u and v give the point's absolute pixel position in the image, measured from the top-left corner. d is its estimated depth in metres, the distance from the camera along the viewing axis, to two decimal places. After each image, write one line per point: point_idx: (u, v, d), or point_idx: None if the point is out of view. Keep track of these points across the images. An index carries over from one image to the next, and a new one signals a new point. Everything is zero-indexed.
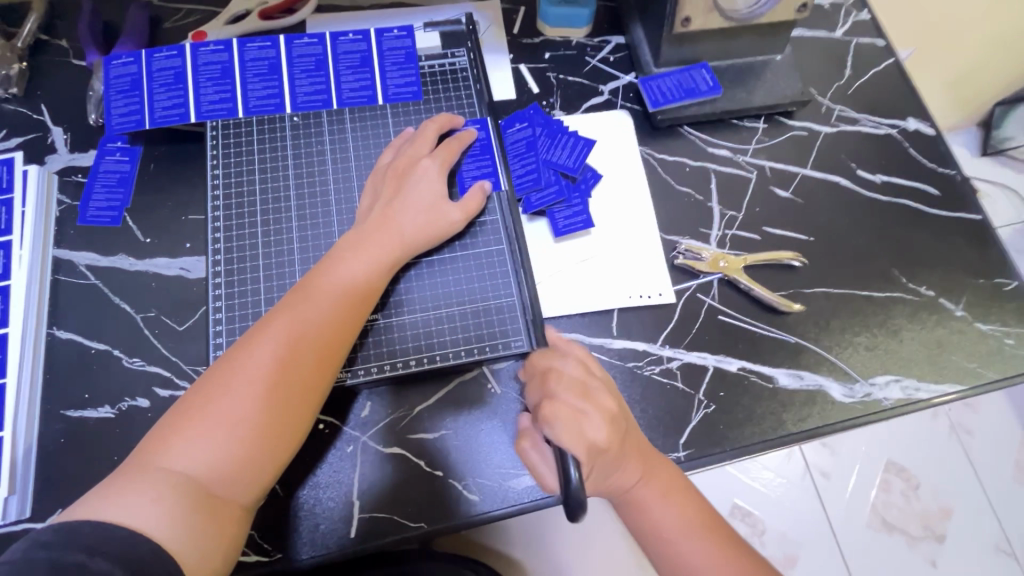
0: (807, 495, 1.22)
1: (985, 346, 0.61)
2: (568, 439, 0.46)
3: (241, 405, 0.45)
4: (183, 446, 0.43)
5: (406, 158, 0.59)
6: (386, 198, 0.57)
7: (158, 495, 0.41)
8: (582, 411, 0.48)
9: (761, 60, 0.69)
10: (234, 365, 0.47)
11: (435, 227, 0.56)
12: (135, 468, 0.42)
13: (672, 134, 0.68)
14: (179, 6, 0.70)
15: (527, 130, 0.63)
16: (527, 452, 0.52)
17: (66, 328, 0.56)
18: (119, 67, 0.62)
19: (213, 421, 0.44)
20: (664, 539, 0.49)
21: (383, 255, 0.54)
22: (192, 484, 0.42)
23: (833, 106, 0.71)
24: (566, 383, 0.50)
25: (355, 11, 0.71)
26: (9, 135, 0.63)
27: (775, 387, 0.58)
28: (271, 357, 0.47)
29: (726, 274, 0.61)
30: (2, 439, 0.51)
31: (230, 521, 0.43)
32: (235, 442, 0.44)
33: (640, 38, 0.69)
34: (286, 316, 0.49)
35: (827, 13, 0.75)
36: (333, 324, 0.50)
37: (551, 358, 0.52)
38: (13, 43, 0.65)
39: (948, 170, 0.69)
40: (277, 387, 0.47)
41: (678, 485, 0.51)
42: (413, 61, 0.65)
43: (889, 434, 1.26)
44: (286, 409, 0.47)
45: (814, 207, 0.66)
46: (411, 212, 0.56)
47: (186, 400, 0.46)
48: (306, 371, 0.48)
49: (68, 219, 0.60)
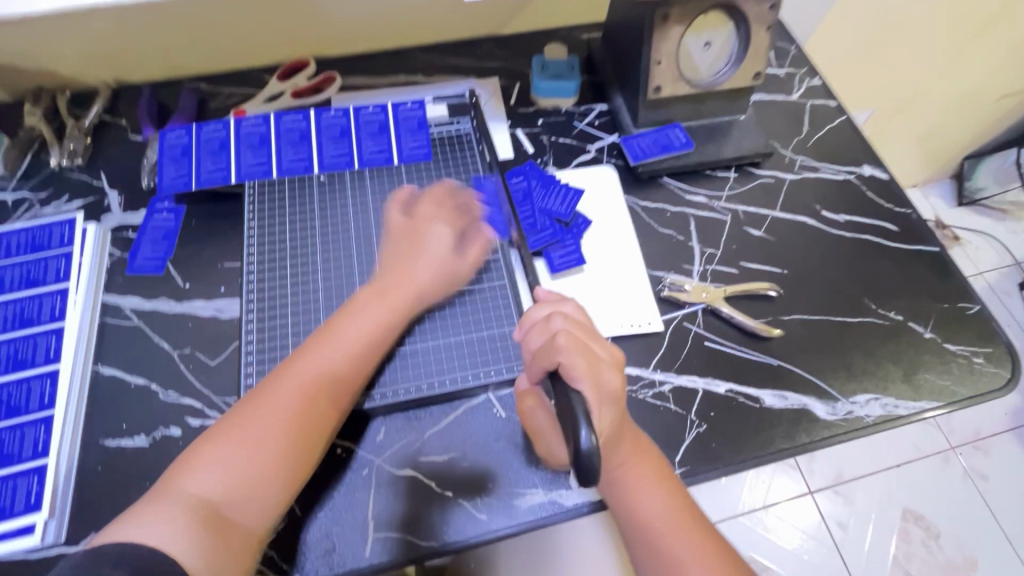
0: (828, 550, 1.30)
1: (956, 365, 0.65)
2: (583, 370, 0.47)
3: (261, 434, 0.50)
4: (205, 471, 0.48)
5: (422, 216, 0.65)
6: (405, 251, 0.63)
7: (179, 517, 0.45)
8: (594, 358, 0.49)
9: (728, 119, 0.79)
10: (258, 398, 0.52)
11: (446, 279, 0.63)
12: (160, 492, 0.46)
13: (653, 184, 0.76)
14: (223, 90, 0.82)
15: (525, 184, 0.72)
16: (532, 410, 0.54)
17: (110, 365, 0.62)
18: (173, 138, 0.72)
19: (235, 447, 0.49)
20: (651, 526, 0.49)
21: (398, 305, 0.59)
22: (210, 507, 0.46)
23: (796, 157, 0.80)
24: (576, 328, 0.51)
25: (372, 89, 0.82)
26: (71, 198, 0.72)
27: (762, 407, 0.62)
28: (293, 392, 0.52)
29: (709, 304, 0.67)
30: (45, 465, 0.54)
31: (243, 543, 0.47)
32: (251, 470, 0.48)
33: (620, 104, 0.79)
34: (308, 354, 0.55)
35: (783, 80, 0.87)
36: (348, 363, 0.55)
37: (552, 305, 0.54)
38: (81, 123, 0.76)
39: (905, 209, 0.76)
40: (295, 420, 0.51)
41: (667, 476, 0.52)
42: (425, 128, 0.75)
43: (897, 483, 1.38)
44: (301, 439, 0.51)
45: (785, 243, 0.73)
46: (427, 265, 0.62)
47: (213, 428, 0.51)
48: (320, 406, 0.53)
49: (117, 269, 0.67)
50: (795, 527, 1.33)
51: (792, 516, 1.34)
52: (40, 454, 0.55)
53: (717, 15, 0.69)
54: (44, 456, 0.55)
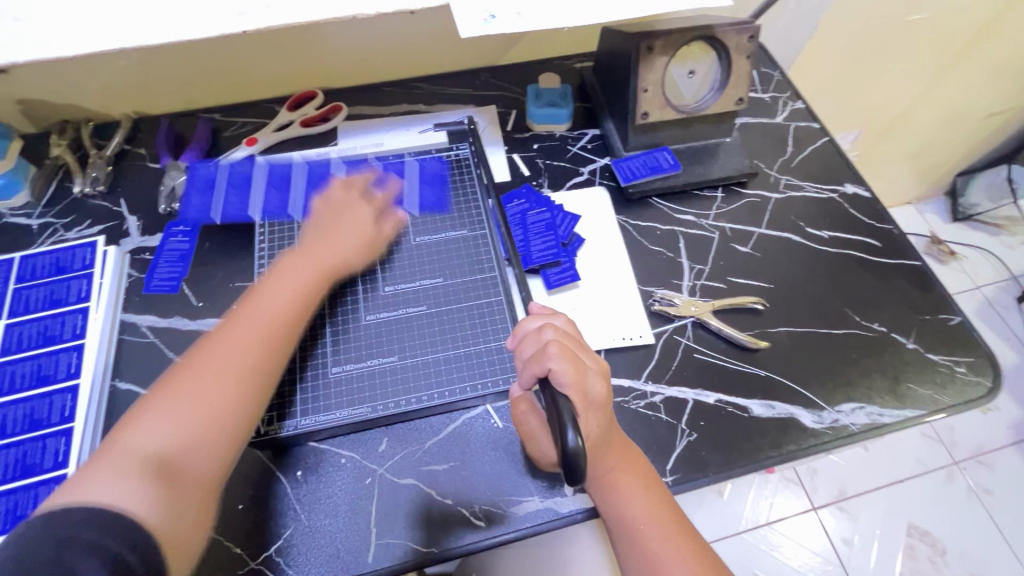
0: (835, 568, 1.29)
1: (939, 374, 0.67)
2: (571, 377, 0.50)
3: (200, 392, 0.51)
4: (143, 431, 0.49)
5: (341, 199, 0.70)
6: (319, 232, 0.67)
7: (125, 475, 0.46)
8: (582, 366, 0.52)
9: (714, 142, 0.83)
10: (195, 362, 0.53)
11: (370, 231, 0.69)
12: (101, 456, 0.47)
13: (643, 204, 0.80)
14: (236, 119, 0.87)
15: (547, 215, 0.74)
16: (525, 415, 0.57)
17: (127, 380, 0.65)
18: (202, 171, 0.77)
19: (174, 403, 0.50)
20: (638, 530, 0.51)
21: (322, 264, 0.64)
22: (155, 463, 0.47)
23: (781, 177, 0.84)
24: (565, 339, 0.54)
25: (376, 118, 0.87)
26: (93, 223, 0.76)
27: (750, 416, 0.64)
28: (228, 353, 0.54)
29: (698, 318, 0.70)
30: (65, 474, 0.57)
31: (189, 497, 0.48)
32: (191, 421, 0.50)
33: (611, 129, 0.84)
34: (244, 319, 0.57)
35: (767, 104, 0.91)
36: (286, 306, 0.59)
37: (544, 317, 0.58)
38: (104, 152, 0.81)
39: (886, 225, 0.79)
40: (230, 375, 0.53)
41: (653, 480, 0.54)
42: (442, 183, 0.78)
43: (902, 498, 1.37)
44: (239, 393, 0.53)
45: (770, 259, 0.76)
46: (347, 235, 0.67)
47: (152, 390, 0.52)
48: (257, 363, 0.55)
49: (135, 289, 0.71)
50: (801, 544, 1.32)
51: (796, 533, 1.33)
52: (60, 464, 0.58)
53: (699, 46, 0.73)
54: (63, 466, 0.58)
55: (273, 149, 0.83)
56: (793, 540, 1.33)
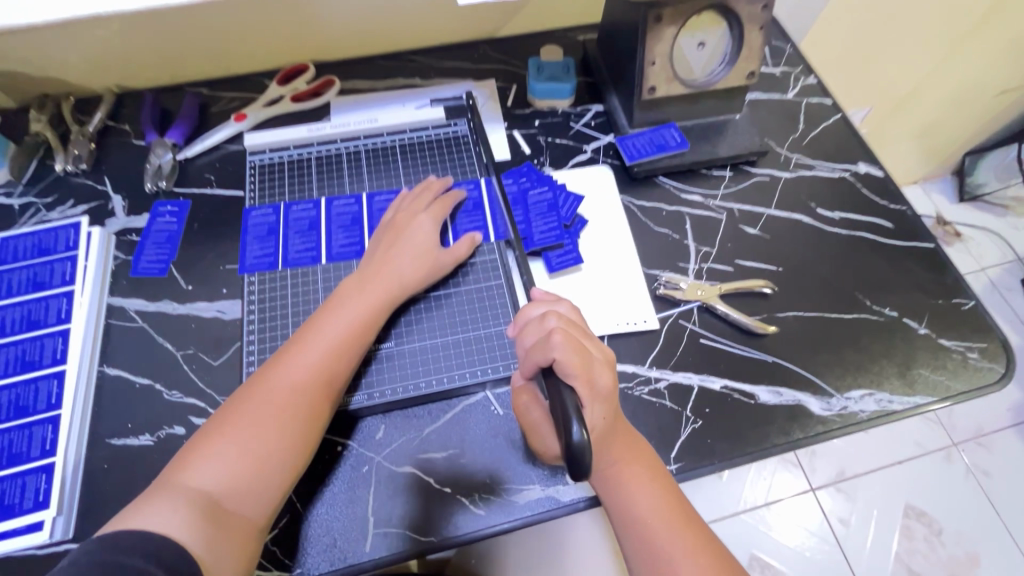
0: (832, 548, 1.30)
1: (951, 360, 0.66)
2: (577, 366, 0.48)
3: (255, 430, 0.51)
4: (202, 466, 0.49)
5: (404, 214, 0.67)
6: (384, 247, 0.65)
7: (178, 506, 0.46)
8: (588, 354, 0.50)
9: (723, 119, 0.79)
10: (250, 395, 0.53)
11: (429, 268, 0.64)
12: (160, 485, 0.48)
13: (649, 183, 0.77)
14: (224, 94, 0.83)
15: (549, 195, 0.72)
16: (527, 405, 0.54)
17: (115, 366, 0.63)
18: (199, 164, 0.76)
19: (231, 441, 0.50)
20: (643, 523, 0.50)
21: (381, 294, 0.61)
22: (209, 499, 0.47)
23: (791, 155, 0.80)
24: (569, 326, 0.53)
25: (370, 92, 0.83)
26: (76, 203, 0.73)
27: (757, 403, 0.63)
28: (282, 387, 0.54)
29: (704, 302, 0.68)
30: (53, 463, 0.56)
31: (241, 534, 0.48)
32: (247, 459, 0.50)
33: (615, 104, 0.80)
34: (299, 349, 0.56)
35: (778, 79, 0.87)
36: (336, 358, 0.56)
37: (546, 305, 0.57)
38: (86, 129, 0.77)
39: (900, 206, 0.77)
40: (283, 415, 0.52)
41: (656, 471, 0.53)
42: (485, 208, 0.72)
43: (900, 479, 1.38)
44: (289, 448, 0.52)
45: (779, 241, 0.73)
46: (407, 258, 0.63)
47: (212, 421, 0.52)
48: (307, 413, 0.53)
49: (121, 271, 0.69)
50: (799, 525, 1.33)
51: (791, 512, 1.34)
52: (48, 453, 0.56)
53: (710, 17, 0.69)
54: (51, 454, 0.56)
55: (262, 125, 0.80)
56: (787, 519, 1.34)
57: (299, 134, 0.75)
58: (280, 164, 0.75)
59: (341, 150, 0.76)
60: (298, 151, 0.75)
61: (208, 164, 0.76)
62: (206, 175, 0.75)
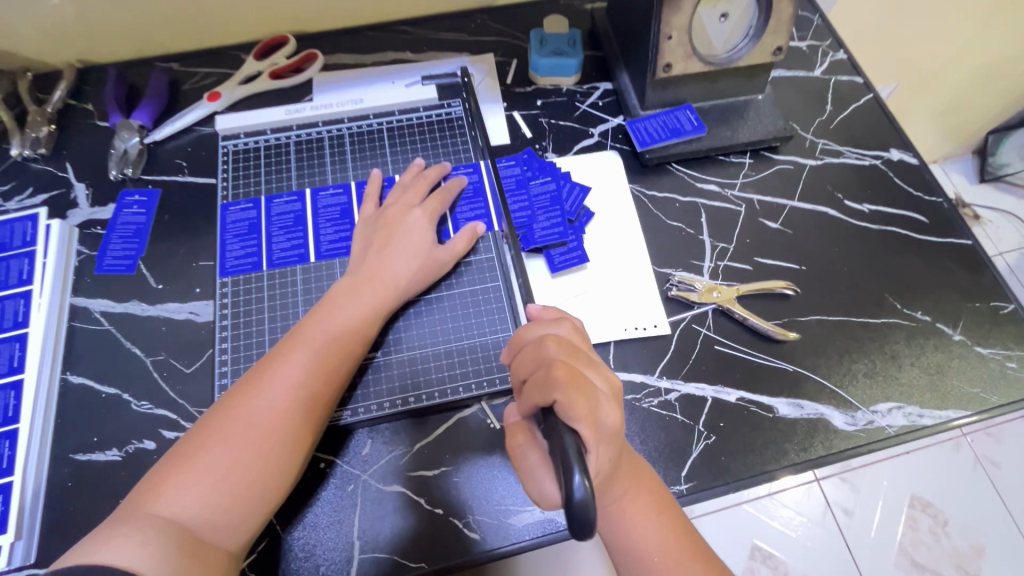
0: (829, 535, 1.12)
1: (987, 370, 0.61)
2: (581, 407, 0.41)
3: (236, 450, 0.46)
4: (174, 493, 0.44)
5: (397, 207, 0.61)
6: (376, 245, 0.59)
7: (145, 539, 0.41)
8: (592, 390, 0.44)
9: (744, 99, 0.72)
10: (230, 412, 0.48)
11: (426, 270, 0.59)
12: (125, 514, 0.43)
13: (661, 171, 0.70)
14: (197, 70, 0.76)
15: (553, 186, 0.65)
16: (523, 448, 0.45)
17: (79, 373, 0.58)
18: (170, 149, 0.70)
19: (208, 464, 0.45)
20: (651, 561, 0.46)
21: (375, 299, 0.56)
22: (182, 529, 0.42)
23: (818, 140, 0.73)
24: (570, 355, 0.46)
25: (357, 69, 0.76)
26: (35, 191, 0.67)
27: (776, 417, 0.58)
28: (268, 403, 0.48)
29: (720, 305, 0.62)
30: (11, 482, 0.51)
31: (217, 568, 0.43)
32: (226, 484, 0.45)
33: (626, 83, 0.73)
34: (285, 360, 0.51)
35: (805, 54, 0.79)
36: (326, 369, 0.51)
37: (544, 327, 0.49)
38: (44, 109, 0.71)
39: (935, 198, 0.70)
40: (267, 435, 0.47)
41: (665, 505, 0.48)
42: (482, 195, 0.66)
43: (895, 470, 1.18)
44: (273, 470, 0.47)
45: (803, 236, 0.67)
46: (403, 258, 0.58)
47: (185, 440, 0.47)
48: (295, 433, 0.48)
49: (85, 268, 0.63)
50: None
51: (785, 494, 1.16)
52: (5, 471, 0.52)
53: None
54: (8, 473, 0.52)
55: (238, 105, 0.73)
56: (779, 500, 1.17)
57: (277, 117, 0.69)
58: (255, 149, 0.68)
59: (323, 135, 0.69)
60: (276, 136, 0.69)
61: (179, 149, 0.70)
62: (177, 161, 0.69)
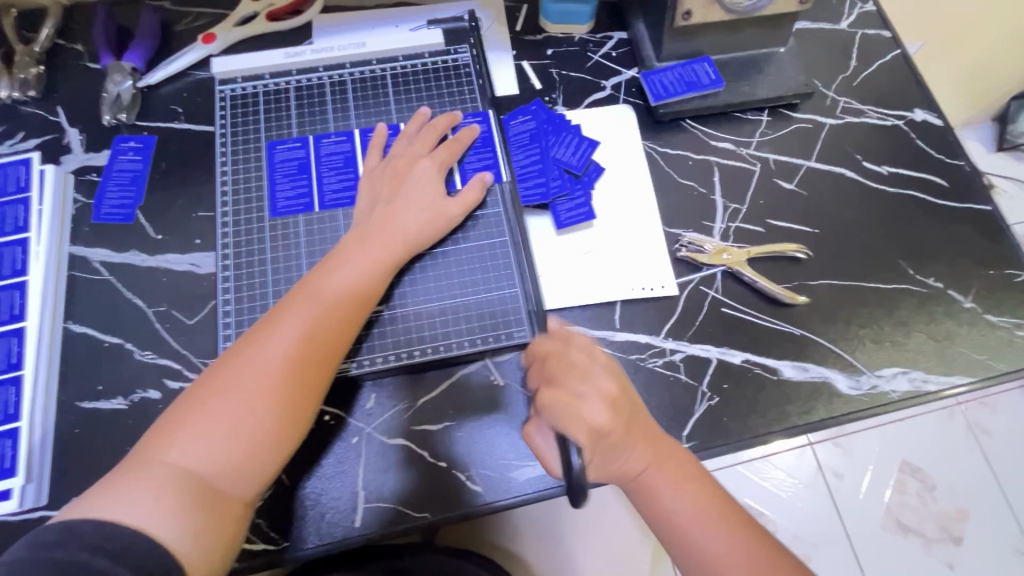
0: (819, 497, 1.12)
1: (995, 338, 0.60)
2: (569, 421, 0.46)
3: (243, 405, 0.46)
4: (185, 444, 0.44)
5: (403, 159, 0.59)
6: (383, 198, 0.58)
7: (162, 493, 0.42)
8: (579, 401, 0.48)
9: (764, 53, 0.69)
10: (239, 362, 0.48)
11: (433, 224, 0.57)
12: (139, 463, 0.43)
13: (675, 127, 0.68)
14: (191, 10, 0.71)
15: (543, 144, 0.63)
16: (534, 436, 0.51)
17: (80, 322, 0.58)
18: (166, 96, 0.67)
19: (219, 416, 0.45)
20: (676, 522, 0.48)
21: (383, 253, 0.55)
22: (195, 482, 0.43)
23: (839, 98, 0.70)
24: (568, 367, 0.50)
25: (359, 11, 0.72)
26: (27, 136, 0.65)
27: (780, 379, 0.58)
28: (276, 354, 0.48)
29: (729, 267, 0.61)
30: (17, 428, 0.52)
31: (231, 519, 0.44)
32: (234, 439, 0.45)
33: (642, 33, 0.69)
34: (291, 313, 0.50)
35: (832, 5, 0.75)
36: (329, 326, 0.50)
37: (555, 338, 0.52)
38: (31, 48, 0.67)
39: (956, 161, 0.68)
40: (274, 393, 0.47)
41: (691, 468, 0.50)
42: (491, 144, 0.63)
43: (893, 431, 1.16)
44: (286, 421, 0.47)
45: (818, 198, 0.65)
46: (410, 211, 0.57)
47: (194, 390, 0.47)
48: (303, 389, 0.48)
49: (83, 217, 0.61)
50: None
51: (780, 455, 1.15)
52: (11, 417, 0.52)
53: None
54: (15, 419, 0.52)
55: (235, 49, 0.70)
56: (771, 459, 1.15)
57: (275, 60, 0.66)
58: (253, 95, 0.65)
59: (324, 80, 0.66)
60: (274, 81, 0.66)
61: (174, 95, 0.67)
62: (173, 107, 0.66)
